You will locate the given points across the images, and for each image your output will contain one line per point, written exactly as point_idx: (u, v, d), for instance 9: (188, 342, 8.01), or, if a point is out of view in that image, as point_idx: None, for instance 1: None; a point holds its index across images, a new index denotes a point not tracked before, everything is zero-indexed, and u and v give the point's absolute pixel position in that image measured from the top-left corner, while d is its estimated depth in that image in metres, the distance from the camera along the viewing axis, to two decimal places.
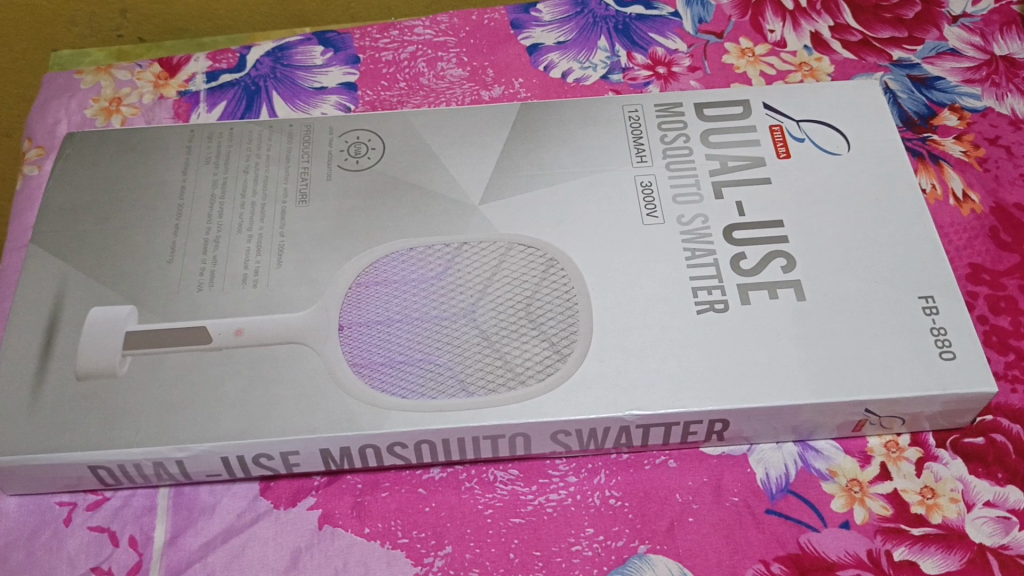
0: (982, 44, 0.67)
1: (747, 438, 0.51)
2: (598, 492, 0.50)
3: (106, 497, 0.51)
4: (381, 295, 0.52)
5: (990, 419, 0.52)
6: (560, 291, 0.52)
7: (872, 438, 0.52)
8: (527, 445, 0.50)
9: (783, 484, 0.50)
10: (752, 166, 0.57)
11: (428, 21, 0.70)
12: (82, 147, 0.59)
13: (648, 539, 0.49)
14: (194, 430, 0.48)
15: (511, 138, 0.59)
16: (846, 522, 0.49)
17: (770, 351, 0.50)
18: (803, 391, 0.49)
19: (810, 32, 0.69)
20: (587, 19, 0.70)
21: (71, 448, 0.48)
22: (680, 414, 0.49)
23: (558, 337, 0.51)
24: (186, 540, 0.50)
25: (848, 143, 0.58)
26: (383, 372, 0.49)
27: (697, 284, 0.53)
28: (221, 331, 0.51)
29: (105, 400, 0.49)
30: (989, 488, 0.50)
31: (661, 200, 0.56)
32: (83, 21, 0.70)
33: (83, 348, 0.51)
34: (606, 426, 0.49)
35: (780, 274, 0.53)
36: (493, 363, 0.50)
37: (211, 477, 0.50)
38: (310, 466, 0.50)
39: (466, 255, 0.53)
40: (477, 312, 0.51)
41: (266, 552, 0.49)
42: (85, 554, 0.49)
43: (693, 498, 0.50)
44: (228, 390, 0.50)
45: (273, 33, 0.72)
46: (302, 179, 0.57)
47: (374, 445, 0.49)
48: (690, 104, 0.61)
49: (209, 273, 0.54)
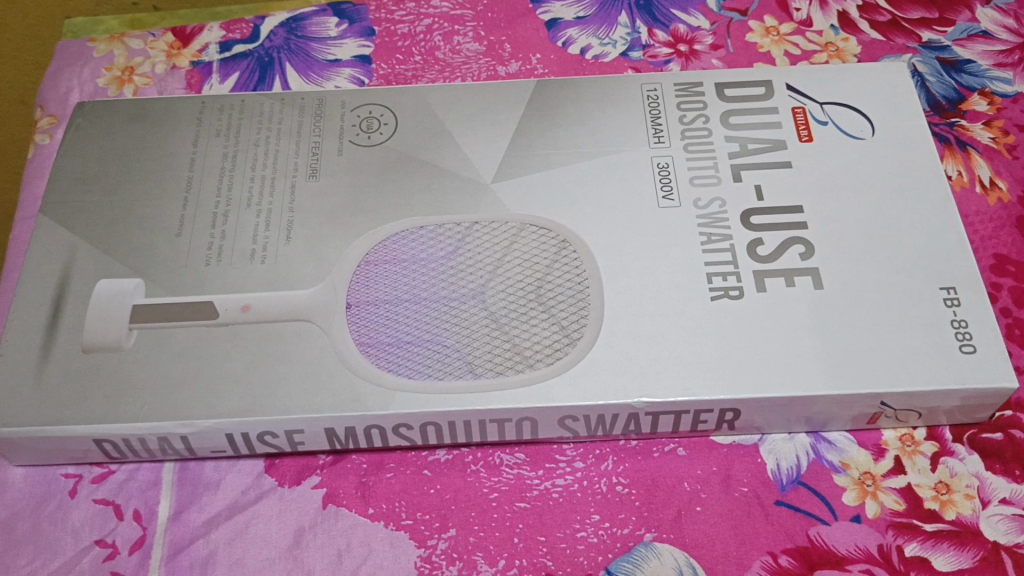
0: (1016, 26, 0.65)
1: (759, 428, 0.50)
2: (605, 478, 0.50)
3: (112, 470, 0.50)
4: (390, 274, 0.51)
5: (1009, 415, 0.50)
6: (571, 274, 0.51)
7: (887, 431, 0.50)
8: (534, 429, 0.49)
9: (794, 475, 0.49)
10: (772, 149, 0.56)
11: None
12: (92, 117, 0.59)
13: (655, 527, 0.48)
14: (199, 407, 0.48)
15: (526, 116, 0.58)
16: (858, 516, 0.48)
17: (785, 341, 0.49)
18: (817, 382, 0.48)
19: (837, 11, 0.67)
20: None
21: (76, 421, 0.48)
22: (690, 402, 0.48)
23: (568, 320, 0.50)
24: (190, 515, 0.49)
25: (872, 127, 0.56)
26: (390, 352, 0.49)
27: (712, 269, 0.52)
28: (227, 307, 0.51)
29: (111, 374, 0.49)
30: (1006, 485, 0.49)
31: (678, 182, 0.55)
32: None
33: (90, 321, 0.50)
34: (615, 412, 0.48)
35: (797, 261, 0.52)
36: (500, 345, 0.49)
37: (215, 453, 0.50)
38: (314, 445, 0.49)
39: (477, 235, 0.53)
40: (486, 293, 0.50)
41: (270, 530, 0.49)
42: (90, 527, 0.49)
43: (701, 487, 0.49)
44: (235, 367, 0.49)
45: (288, 3, 0.71)
46: (313, 153, 0.57)
47: (380, 425, 0.48)
48: (710, 84, 0.59)
49: (218, 247, 0.53)
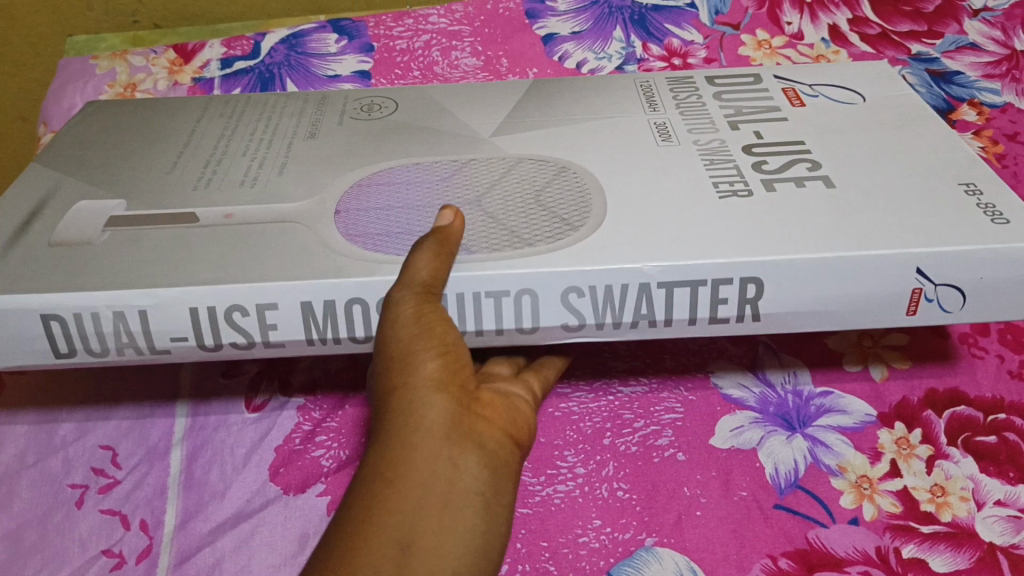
0: (1003, 39, 0.67)
1: (782, 315, 0.46)
2: (606, 484, 0.51)
3: (118, 480, 0.51)
4: (382, 193, 0.50)
5: (1002, 418, 0.52)
6: (572, 186, 0.49)
7: (883, 435, 0.52)
8: (534, 309, 0.45)
9: (792, 479, 0.50)
10: (768, 112, 0.54)
11: (443, 10, 0.71)
12: (100, 107, 0.59)
13: (655, 531, 0.49)
14: (167, 278, 0.45)
15: (524, 97, 0.58)
16: (855, 518, 0.49)
17: (804, 225, 0.46)
18: (838, 242, 0.45)
19: (828, 25, 0.68)
20: (602, 9, 0.70)
21: (28, 292, 0.44)
22: (709, 269, 0.45)
23: (569, 215, 0.47)
24: (196, 524, 0.49)
25: (864, 95, 0.55)
26: (379, 240, 0.47)
27: (718, 179, 0.49)
28: (209, 214, 0.48)
29: (75, 263, 0.45)
30: (1000, 487, 0.49)
31: (677, 131, 0.53)
32: (100, 7, 0.70)
33: (63, 224, 0.48)
34: (623, 283, 0.45)
35: (805, 172, 0.49)
36: (497, 232, 0.47)
37: (178, 344, 0.46)
38: (292, 334, 0.45)
39: (473, 167, 0.51)
40: (484, 201, 0.49)
41: (275, 537, 0.49)
42: (96, 537, 0.49)
43: (701, 492, 0.50)
44: (210, 254, 0.46)
45: (288, 20, 0.73)
46: (313, 124, 0.56)
47: (363, 300, 0.44)
48: (702, 76, 0.59)
49: (207, 178, 0.51)
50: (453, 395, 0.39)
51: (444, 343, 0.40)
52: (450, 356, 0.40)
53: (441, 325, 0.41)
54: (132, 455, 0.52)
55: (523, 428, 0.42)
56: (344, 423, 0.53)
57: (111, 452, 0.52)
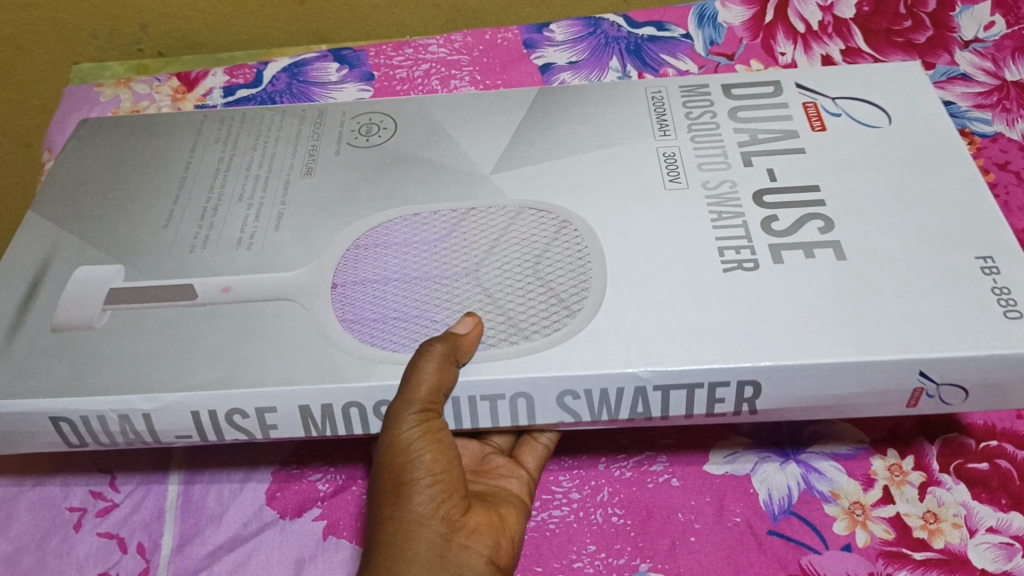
0: (993, 69, 0.68)
1: (773, 405, 0.49)
2: (601, 509, 0.51)
3: (116, 504, 0.51)
4: (382, 256, 0.53)
5: (994, 445, 0.52)
6: (571, 249, 0.52)
7: (876, 461, 0.52)
8: (530, 409, 0.49)
9: (786, 505, 0.50)
10: (785, 137, 0.56)
11: (443, 39, 0.71)
12: (97, 131, 0.62)
13: (650, 557, 0.49)
14: (172, 378, 0.49)
15: (528, 118, 0.59)
16: (849, 544, 0.49)
17: (801, 305, 0.48)
18: (846, 349, 0.46)
19: (821, 56, 0.69)
20: (598, 40, 0.71)
21: (36, 394, 0.49)
22: (703, 373, 0.47)
23: (566, 293, 0.50)
24: (193, 548, 0.50)
25: (887, 117, 0.56)
26: (376, 326, 0.50)
27: (724, 244, 0.51)
28: (208, 288, 0.52)
29: (79, 349, 0.51)
30: (993, 514, 0.50)
31: (686, 168, 0.55)
32: (104, 36, 0.70)
33: (64, 303, 0.53)
34: (619, 386, 0.47)
35: (817, 234, 0.51)
36: (495, 317, 0.50)
37: (182, 439, 0.50)
38: (286, 431, 0.50)
39: (474, 218, 0.54)
40: (481, 271, 0.52)
41: (271, 561, 0.49)
42: (94, 559, 0.50)
43: (695, 517, 0.50)
44: (209, 342, 0.50)
45: (290, 50, 0.72)
46: (310, 155, 0.59)
47: (358, 404, 0.48)
48: (716, 85, 0.60)
49: (203, 237, 0.55)
50: (444, 521, 0.43)
51: (437, 469, 0.44)
52: (441, 482, 0.44)
53: (440, 448, 0.45)
54: (130, 479, 0.52)
55: (517, 524, 0.47)
56: (338, 450, 0.53)
57: (109, 475, 0.52)
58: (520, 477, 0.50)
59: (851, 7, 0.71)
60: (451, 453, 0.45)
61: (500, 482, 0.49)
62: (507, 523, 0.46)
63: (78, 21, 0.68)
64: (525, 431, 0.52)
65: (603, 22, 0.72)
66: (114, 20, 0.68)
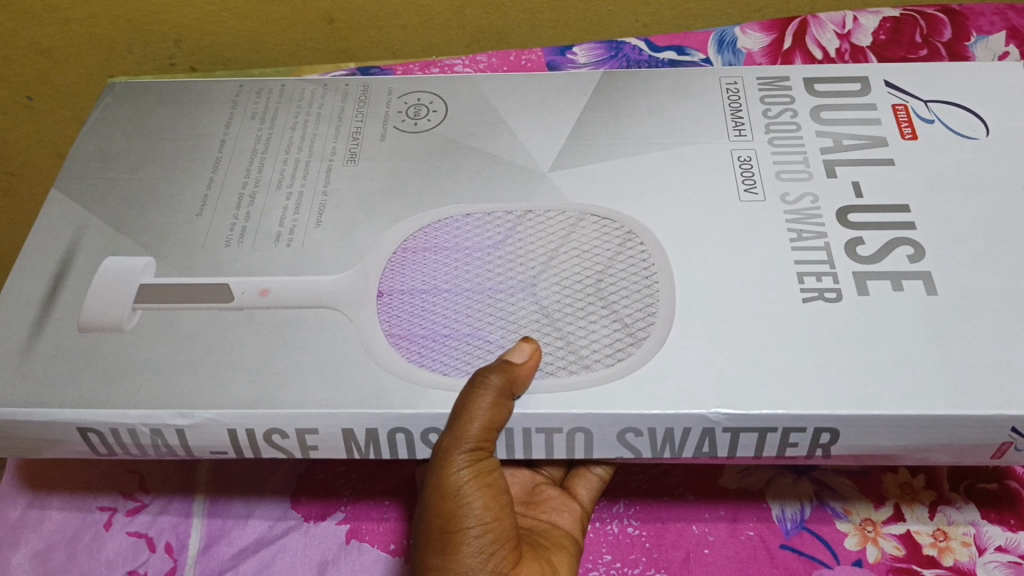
0: None
1: (860, 450, 0.43)
2: (617, 521, 0.52)
3: (145, 503, 0.53)
4: (429, 263, 0.48)
5: (1004, 465, 0.51)
6: (636, 268, 0.46)
7: (886, 479, 0.52)
8: (588, 444, 0.43)
9: (798, 520, 0.51)
10: (872, 145, 0.50)
11: (468, 60, 0.61)
12: (122, 96, 0.57)
13: (664, 568, 0.50)
14: (207, 395, 0.44)
15: (591, 106, 0.53)
16: (860, 560, 0.49)
17: (896, 345, 0.43)
18: (940, 404, 0.41)
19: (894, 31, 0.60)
20: (621, 63, 0.61)
21: (58, 403, 0.44)
22: (782, 420, 0.42)
23: (632, 318, 0.44)
24: (219, 548, 0.51)
25: (987, 126, 0.50)
26: (420, 346, 0.45)
27: (804, 269, 0.45)
28: (245, 290, 0.47)
29: (106, 356, 0.45)
30: (1001, 533, 0.49)
31: (762, 175, 0.49)
32: (140, 50, 0.61)
33: (90, 300, 0.47)
34: (687, 426, 0.42)
35: (906, 263, 0.45)
36: (553, 342, 0.44)
37: (216, 455, 0.46)
38: (328, 452, 0.45)
39: (530, 223, 0.48)
40: (538, 285, 0.46)
41: (296, 563, 0.50)
42: (123, 558, 0.51)
43: (710, 530, 0.51)
44: (247, 353, 0.45)
45: (316, 67, 0.62)
46: (354, 138, 0.53)
47: (407, 429, 0.43)
48: (799, 78, 0.54)
49: (240, 228, 0.50)
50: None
51: (488, 519, 0.40)
52: (492, 533, 0.40)
53: (490, 494, 0.41)
54: (157, 480, 0.53)
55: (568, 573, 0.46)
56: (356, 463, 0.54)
57: (138, 476, 0.53)
58: (571, 511, 0.50)
59: (869, 37, 0.61)
60: (502, 497, 0.41)
61: (549, 516, 0.49)
62: (559, 571, 0.45)
63: (111, 35, 0.60)
64: (578, 463, 0.51)
65: (624, 46, 0.62)
66: (148, 33, 0.59)
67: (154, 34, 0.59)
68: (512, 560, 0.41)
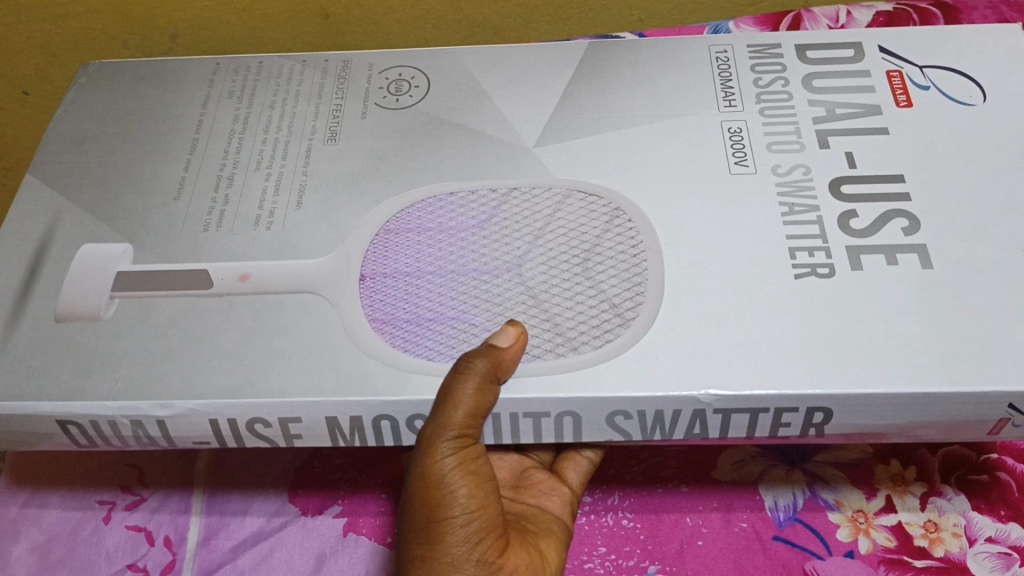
0: None
1: (850, 428, 0.44)
2: (612, 513, 0.52)
3: (144, 497, 0.53)
4: (414, 244, 0.49)
5: (994, 457, 0.52)
6: (624, 244, 0.47)
7: (878, 469, 0.52)
8: (576, 427, 0.44)
9: (791, 513, 0.51)
10: (865, 114, 0.51)
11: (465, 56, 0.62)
12: (96, 76, 0.57)
13: (658, 560, 0.50)
14: (187, 384, 0.44)
15: (577, 76, 0.54)
16: (851, 551, 0.50)
17: (882, 323, 0.43)
18: (931, 378, 0.42)
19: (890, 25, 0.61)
20: None
21: (36, 396, 0.45)
22: (773, 399, 0.42)
23: (619, 298, 0.45)
24: (218, 542, 0.51)
25: (983, 94, 0.51)
26: (405, 330, 0.45)
27: (796, 244, 0.46)
28: (225, 276, 0.47)
29: (92, 345, 0.46)
30: (991, 524, 0.50)
31: (753, 147, 0.50)
32: (137, 45, 0.61)
33: (67, 288, 0.48)
34: (676, 409, 0.43)
35: (901, 236, 0.46)
36: (541, 325, 0.45)
37: (198, 443, 0.46)
38: (312, 438, 0.45)
39: (515, 204, 0.49)
40: (524, 268, 0.47)
41: (294, 556, 0.51)
42: (122, 551, 0.52)
43: (703, 522, 0.51)
44: (229, 340, 0.46)
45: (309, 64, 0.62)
46: (334, 116, 0.54)
47: (392, 416, 0.44)
48: (790, 46, 0.54)
49: (219, 213, 0.50)
50: (479, 565, 0.40)
51: (474, 507, 0.40)
52: (478, 522, 0.40)
53: (475, 480, 0.41)
54: (156, 474, 0.54)
55: (556, 560, 0.46)
56: (354, 454, 0.54)
57: (138, 470, 0.54)
58: (561, 495, 0.50)
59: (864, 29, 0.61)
60: (488, 484, 0.42)
61: (538, 500, 0.50)
62: (547, 557, 0.45)
63: (108, 30, 0.60)
64: (567, 446, 0.52)
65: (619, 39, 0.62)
66: (146, 28, 0.60)
67: (148, 28, 0.60)
68: (499, 550, 0.41)
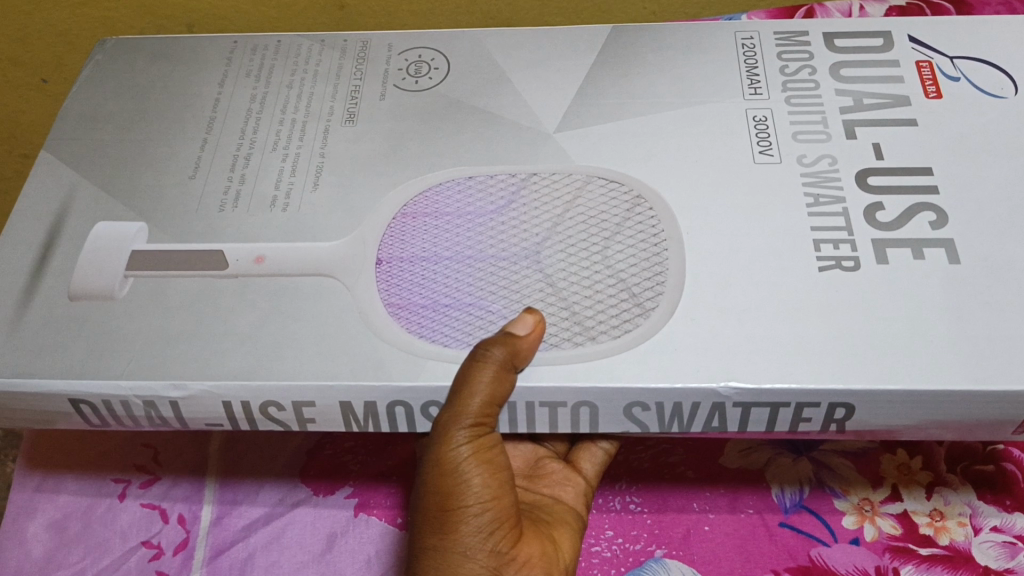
0: None
1: (869, 423, 0.44)
2: (619, 497, 0.53)
3: (157, 476, 0.54)
4: (431, 228, 0.49)
5: (1000, 448, 0.52)
6: (643, 233, 0.47)
7: (885, 458, 0.53)
8: (592, 418, 0.44)
9: (797, 500, 0.52)
10: (893, 105, 0.50)
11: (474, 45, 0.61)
12: (113, 53, 0.57)
13: (665, 544, 0.51)
14: (199, 367, 0.45)
15: (600, 63, 0.54)
16: (856, 539, 0.50)
17: (901, 318, 0.43)
18: (957, 375, 0.42)
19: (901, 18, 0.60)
20: None
21: (51, 373, 0.45)
22: (793, 394, 0.42)
23: (639, 288, 0.45)
24: (230, 521, 0.52)
25: (1014, 85, 0.51)
26: (422, 316, 0.46)
27: (821, 236, 0.46)
28: (240, 258, 0.48)
29: (106, 325, 0.46)
30: (996, 513, 0.50)
31: (778, 136, 0.50)
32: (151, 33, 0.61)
33: (82, 267, 0.48)
34: (695, 401, 0.43)
35: (928, 230, 0.46)
36: (557, 312, 0.45)
37: (210, 425, 0.47)
38: (325, 423, 0.46)
39: (534, 190, 0.49)
40: (542, 254, 0.47)
41: (303, 536, 0.51)
42: (136, 528, 0.52)
43: (709, 508, 0.52)
44: (243, 322, 0.46)
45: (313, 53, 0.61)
46: (352, 98, 0.54)
47: (406, 403, 0.44)
48: (818, 33, 0.54)
49: (234, 191, 0.50)
50: (492, 555, 0.41)
51: (487, 497, 0.41)
52: (491, 512, 0.41)
53: (489, 470, 0.41)
54: (170, 454, 0.54)
55: (569, 549, 0.47)
56: (364, 437, 0.55)
57: (152, 450, 0.54)
58: (576, 485, 0.50)
59: None
60: (502, 475, 0.42)
61: (553, 491, 0.50)
62: (560, 547, 0.46)
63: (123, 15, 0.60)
64: (584, 437, 0.52)
65: None
66: (162, 19, 0.60)
67: (163, 17, 0.60)
68: (510, 539, 0.41)
